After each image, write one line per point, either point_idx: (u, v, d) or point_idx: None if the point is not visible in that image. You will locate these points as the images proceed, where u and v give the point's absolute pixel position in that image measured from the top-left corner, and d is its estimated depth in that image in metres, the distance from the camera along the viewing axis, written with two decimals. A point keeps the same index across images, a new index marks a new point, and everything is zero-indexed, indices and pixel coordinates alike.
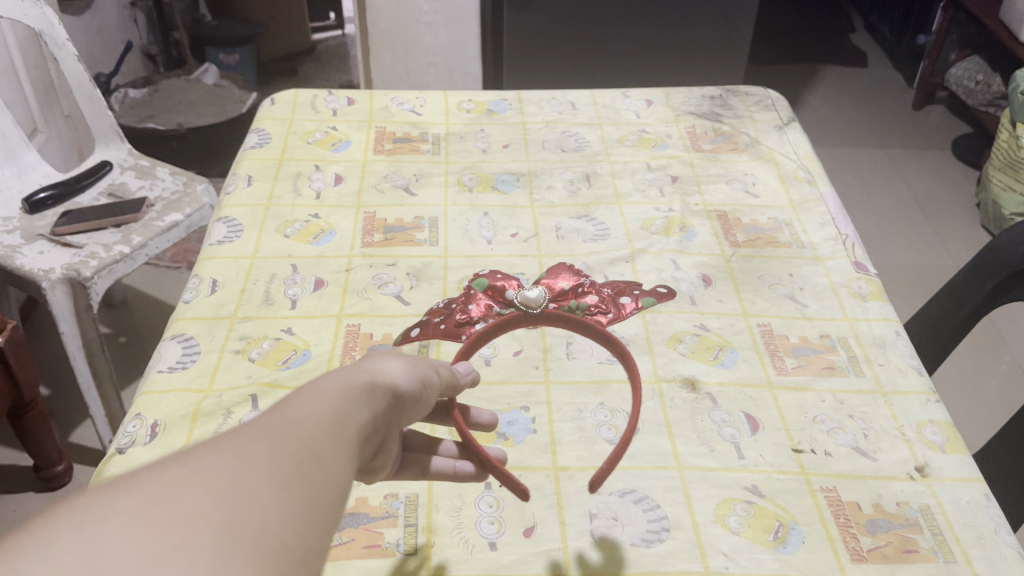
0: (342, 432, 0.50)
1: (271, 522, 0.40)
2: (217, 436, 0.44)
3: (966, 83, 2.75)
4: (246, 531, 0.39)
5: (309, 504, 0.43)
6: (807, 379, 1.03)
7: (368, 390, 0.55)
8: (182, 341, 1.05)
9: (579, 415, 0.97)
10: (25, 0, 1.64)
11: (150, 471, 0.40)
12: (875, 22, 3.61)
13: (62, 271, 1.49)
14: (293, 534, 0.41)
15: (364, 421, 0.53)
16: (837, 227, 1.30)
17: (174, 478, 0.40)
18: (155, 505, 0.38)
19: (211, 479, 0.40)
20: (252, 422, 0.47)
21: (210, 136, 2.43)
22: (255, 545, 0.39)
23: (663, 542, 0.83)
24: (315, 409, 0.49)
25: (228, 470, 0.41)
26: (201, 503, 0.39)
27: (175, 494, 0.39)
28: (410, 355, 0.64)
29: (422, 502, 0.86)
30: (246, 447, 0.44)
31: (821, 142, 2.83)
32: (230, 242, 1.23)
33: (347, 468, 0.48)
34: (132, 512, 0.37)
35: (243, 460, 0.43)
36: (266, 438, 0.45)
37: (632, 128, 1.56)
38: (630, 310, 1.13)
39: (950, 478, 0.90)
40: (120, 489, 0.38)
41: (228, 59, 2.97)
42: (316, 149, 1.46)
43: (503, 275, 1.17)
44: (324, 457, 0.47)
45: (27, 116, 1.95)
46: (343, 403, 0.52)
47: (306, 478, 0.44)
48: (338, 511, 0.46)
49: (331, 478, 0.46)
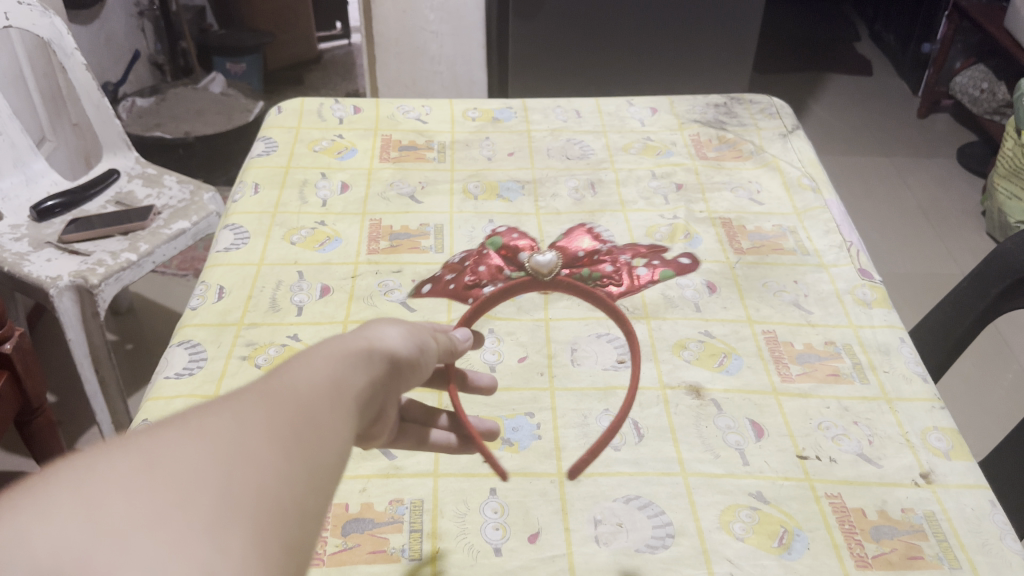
0: (340, 395, 0.50)
1: (267, 485, 0.41)
2: (215, 399, 0.44)
3: (971, 92, 2.75)
4: (243, 496, 0.39)
5: (306, 470, 0.44)
6: (812, 386, 1.03)
7: (366, 353, 0.56)
8: (189, 347, 1.05)
9: (585, 421, 0.98)
10: (34, 10, 1.66)
11: (148, 430, 0.40)
12: (880, 30, 3.61)
13: (69, 279, 1.50)
14: (291, 498, 0.42)
15: (362, 382, 0.54)
16: (842, 235, 1.30)
17: (173, 437, 0.40)
18: (152, 466, 0.38)
19: (209, 441, 0.41)
20: (251, 384, 0.47)
21: (218, 145, 2.44)
22: (252, 509, 0.39)
23: (668, 548, 0.83)
24: (313, 373, 0.50)
25: (225, 431, 0.42)
26: (199, 464, 0.39)
27: (173, 454, 0.39)
28: (409, 318, 0.65)
29: (428, 507, 0.86)
30: (244, 412, 0.44)
31: (827, 150, 2.83)
32: (236, 249, 1.24)
33: (344, 430, 0.49)
34: (129, 471, 0.37)
35: (241, 421, 0.43)
36: (264, 401, 0.45)
37: (637, 136, 1.57)
38: (645, 281, 1.20)
39: (954, 485, 0.90)
40: (117, 451, 0.38)
41: (235, 68, 2.99)
42: (322, 157, 1.47)
43: (520, 238, 1.27)
44: (322, 422, 0.47)
45: (35, 125, 1.96)
46: (342, 367, 0.53)
47: (303, 443, 0.45)
48: (335, 476, 0.46)
49: (328, 441, 0.47)
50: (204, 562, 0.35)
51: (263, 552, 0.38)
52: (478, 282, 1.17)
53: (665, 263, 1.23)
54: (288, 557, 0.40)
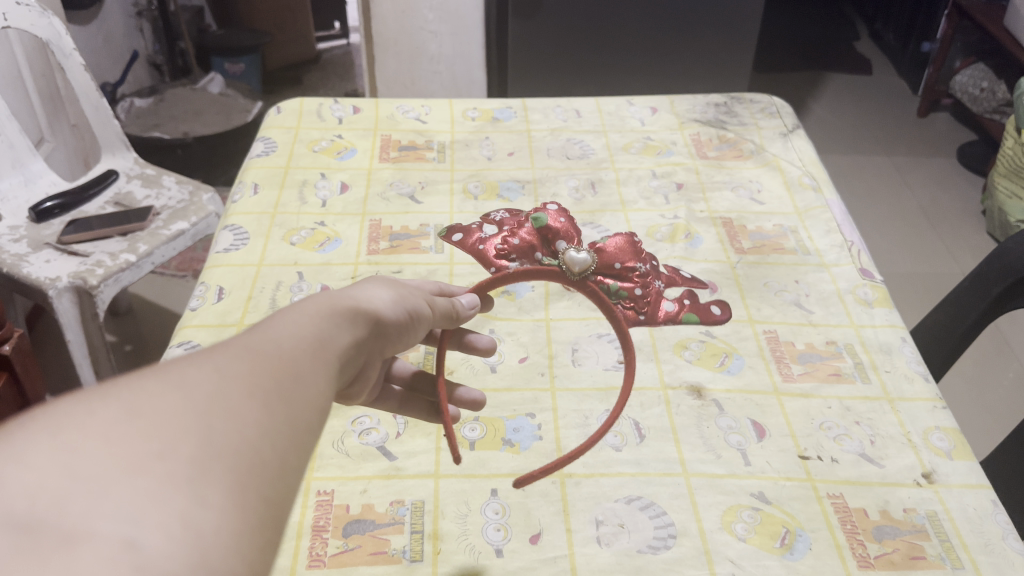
0: (321, 354, 0.52)
1: (251, 435, 0.42)
2: (197, 353, 0.46)
3: (971, 91, 2.75)
4: (226, 444, 0.40)
5: (287, 422, 0.45)
6: (813, 386, 1.03)
7: (346, 317, 0.58)
8: (188, 348, 1.05)
9: (586, 421, 0.97)
10: (33, 10, 1.66)
11: (127, 384, 0.41)
12: (879, 29, 3.61)
13: (68, 279, 1.50)
14: (272, 448, 0.43)
15: (343, 344, 0.55)
16: (843, 234, 1.30)
17: (152, 389, 0.41)
18: (134, 414, 0.39)
19: (191, 392, 0.42)
20: (233, 340, 0.48)
21: (217, 146, 2.44)
22: (234, 457, 0.40)
23: (670, 549, 0.83)
24: (295, 332, 0.51)
25: (207, 383, 0.43)
26: (181, 413, 0.40)
27: (152, 405, 0.40)
28: (392, 285, 0.66)
29: (428, 508, 0.86)
30: (226, 366, 0.45)
31: (826, 150, 2.83)
32: (235, 250, 1.23)
33: (324, 390, 0.50)
34: (110, 419, 0.38)
35: (221, 376, 0.44)
36: (245, 358, 0.46)
37: (637, 136, 1.57)
38: (665, 318, 1.13)
39: (956, 485, 0.90)
40: (99, 400, 0.39)
41: (234, 68, 2.99)
42: (322, 157, 1.47)
43: (566, 218, 1.24)
44: (302, 378, 0.48)
45: (34, 126, 1.96)
46: (324, 327, 0.55)
47: (285, 398, 0.46)
48: (315, 430, 0.48)
49: (309, 397, 0.48)
50: (183, 508, 0.36)
51: (244, 500, 0.39)
52: (505, 255, 1.21)
53: (697, 307, 1.14)
54: (269, 505, 0.41)
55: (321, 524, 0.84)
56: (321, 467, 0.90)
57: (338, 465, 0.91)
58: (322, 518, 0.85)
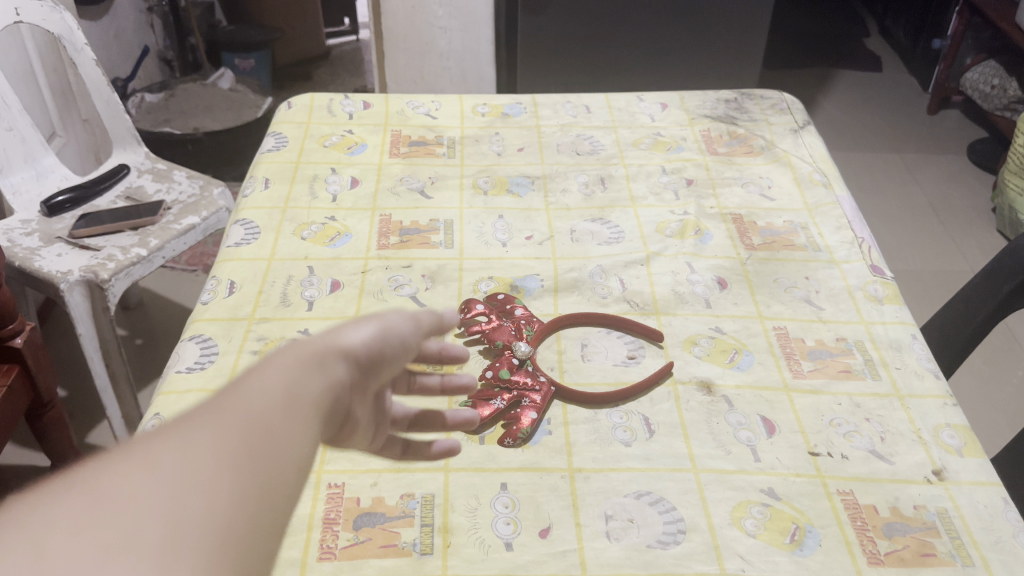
0: (294, 405, 0.53)
1: (222, 506, 0.43)
2: (167, 425, 0.46)
3: (982, 88, 2.73)
4: (196, 519, 0.41)
5: (260, 488, 0.46)
6: (823, 382, 1.03)
7: (318, 363, 0.57)
8: (201, 342, 1.06)
9: (595, 416, 0.98)
10: (44, 5, 1.67)
11: (95, 467, 0.42)
12: (889, 26, 3.59)
13: (80, 273, 1.50)
14: (246, 515, 0.44)
15: (318, 394, 0.55)
16: (854, 231, 1.30)
17: (118, 471, 0.42)
18: (99, 499, 0.40)
19: (159, 469, 0.43)
20: (203, 404, 0.49)
21: (226, 141, 2.45)
22: (205, 530, 0.41)
23: (679, 543, 0.83)
24: (266, 388, 0.52)
25: (176, 458, 0.44)
26: (148, 493, 0.41)
27: (116, 489, 0.41)
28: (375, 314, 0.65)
29: (438, 502, 0.86)
30: (196, 434, 0.46)
31: (836, 146, 2.82)
32: (247, 244, 1.24)
33: (301, 445, 0.51)
34: (74, 509, 0.39)
35: (191, 447, 0.45)
36: (215, 422, 0.47)
37: (647, 132, 1.56)
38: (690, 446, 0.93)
39: (967, 482, 0.90)
40: (62, 488, 0.40)
41: (243, 64, 3.00)
42: (332, 152, 1.47)
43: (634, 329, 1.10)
44: (275, 437, 0.49)
45: (46, 121, 1.97)
46: (296, 378, 0.55)
47: (257, 462, 0.47)
48: (291, 487, 0.48)
49: (283, 453, 0.49)
50: None
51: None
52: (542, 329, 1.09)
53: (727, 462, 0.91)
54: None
55: (332, 517, 0.85)
56: (332, 460, 0.91)
57: (348, 458, 0.91)
58: (333, 510, 0.85)
